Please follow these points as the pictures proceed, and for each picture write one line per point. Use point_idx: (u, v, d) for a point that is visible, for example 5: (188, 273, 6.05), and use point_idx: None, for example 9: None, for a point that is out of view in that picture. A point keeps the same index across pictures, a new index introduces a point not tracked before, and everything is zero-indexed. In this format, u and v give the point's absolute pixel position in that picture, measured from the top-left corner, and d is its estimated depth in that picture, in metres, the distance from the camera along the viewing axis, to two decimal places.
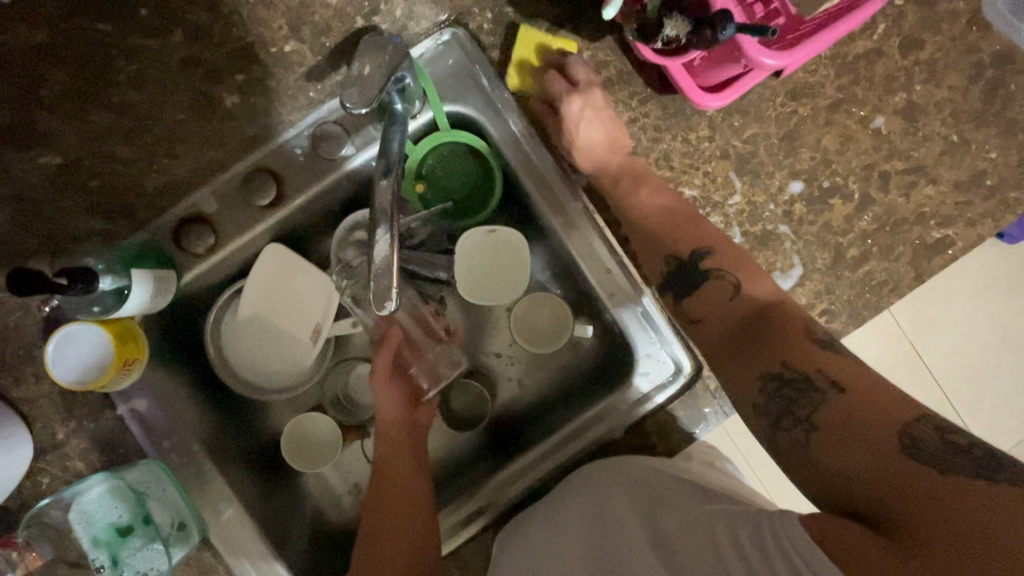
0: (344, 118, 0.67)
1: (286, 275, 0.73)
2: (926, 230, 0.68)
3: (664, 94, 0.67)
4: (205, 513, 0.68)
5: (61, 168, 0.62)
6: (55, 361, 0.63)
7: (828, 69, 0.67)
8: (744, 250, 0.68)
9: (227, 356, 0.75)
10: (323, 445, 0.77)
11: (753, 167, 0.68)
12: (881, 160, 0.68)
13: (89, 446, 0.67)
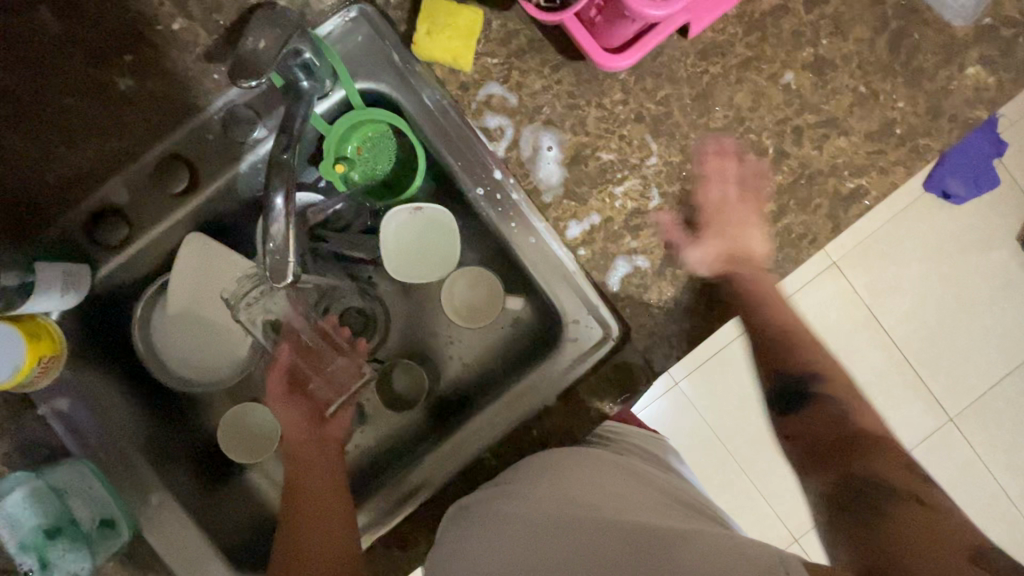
0: (254, 100, 0.66)
1: (210, 264, 0.72)
2: (841, 181, 0.69)
3: (575, 60, 0.67)
4: (137, 509, 0.67)
5: None
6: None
7: (736, 27, 0.68)
8: (665, 211, 0.68)
9: (156, 351, 0.74)
10: (262, 436, 0.76)
11: (668, 128, 0.68)
12: (793, 115, 0.69)
13: (10, 449, 0.65)
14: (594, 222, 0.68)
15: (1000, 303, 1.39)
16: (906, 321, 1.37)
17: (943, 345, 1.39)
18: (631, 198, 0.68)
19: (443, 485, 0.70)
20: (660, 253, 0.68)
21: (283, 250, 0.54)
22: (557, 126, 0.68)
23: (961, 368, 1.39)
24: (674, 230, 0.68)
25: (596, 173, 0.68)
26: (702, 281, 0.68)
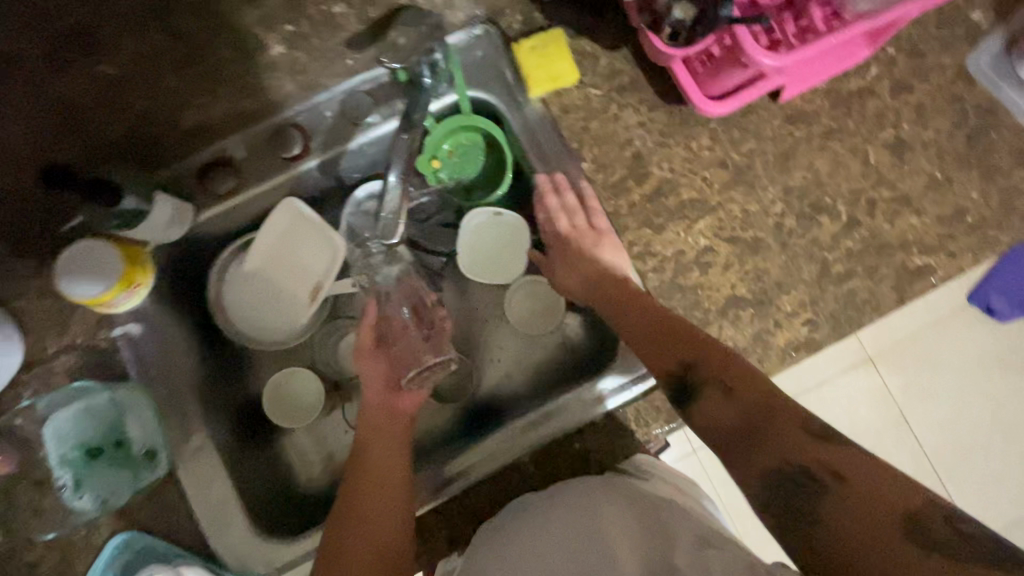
0: (375, 88, 0.72)
1: (295, 231, 0.76)
2: (910, 257, 0.71)
3: (672, 104, 0.73)
4: (176, 448, 0.67)
5: (108, 99, 0.67)
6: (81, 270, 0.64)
7: (824, 100, 0.73)
8: (735, 254, 0.71)
9: (226, 303, 0.77)
10: (303, 405, 0.78)
11: (748, 178, 0.72)
12: (869, 187, 0.72)
13: (76, 364, 0.67)
14: (666, 253, 0.71)
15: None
16: (944, 432, 1.25)
17: (976, 461, 1.28)
18: (704, 237, 0.71)
19: (476, 486, 0.68)
20: (724, 294, 0.70)
21: (393, 218, 0.67)
22: (645, 158, 0.72)
23: (994, 492, 1.27)
24: (741, 273, 0.71)
25: (674, 207, 0.72)
26: (762, 325, 0.70)
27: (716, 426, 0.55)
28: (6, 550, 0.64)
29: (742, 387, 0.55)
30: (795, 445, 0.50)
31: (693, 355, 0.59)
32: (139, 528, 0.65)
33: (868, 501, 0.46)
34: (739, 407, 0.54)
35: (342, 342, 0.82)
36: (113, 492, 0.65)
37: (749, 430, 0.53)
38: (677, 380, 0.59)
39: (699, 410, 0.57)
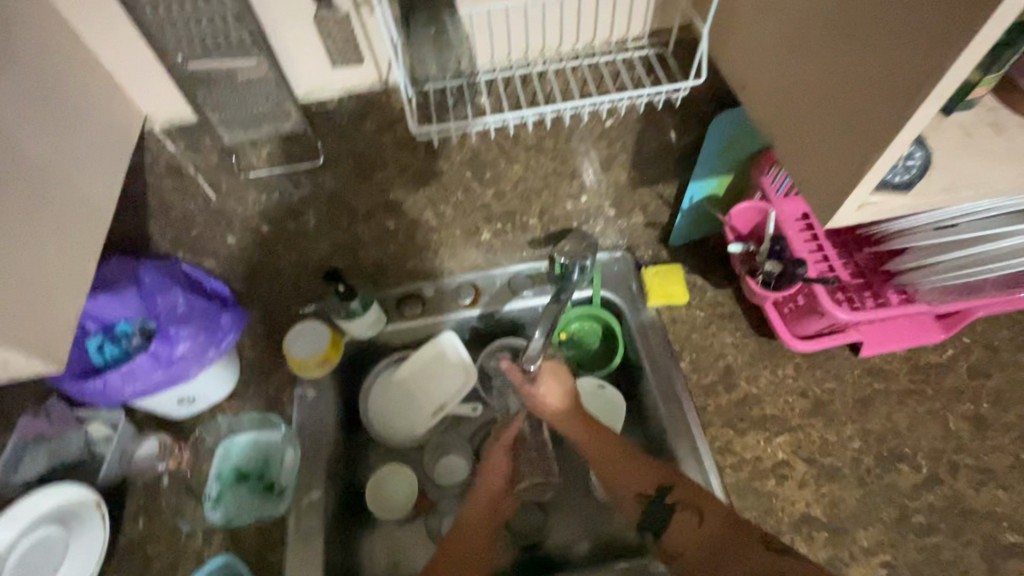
0: (534, 274, 1.00)
1: (441, 357, 0.97)
2: (999, 529, 0.72)
3: (763, 335, 0.90)
4: (297, 496, 0.80)
5: None
6: (294, 338, 0.90)
7: (902, 364, 0.86)
8: (812, 474, 0.77)
9: (370, 398, 0.96)
10: (395, 501, 0.89)
11: (828, 410, 0.82)
12: (950, 450, 0.78)
13: (261, 406, 0.88)
14: (746, 455, 0.80)
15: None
16: None
17: None
18: (783, 450, 0.80)
19: None
20: (799, 509, 0.75)
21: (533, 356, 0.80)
22: (735, 371, 0.87)
23: None
24: (818, 493, 0.76)
25: (756, 417, 0.83)
26: (836, 552, 0.72)
27: (688, 551, 0.69)
28: (144, 535, 0.78)
29: (709, 513, 0.70)
30: (747, 559, 0.66)
31: (648, 484, 0.73)
32: (239, 555, 0.76)
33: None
34: (707, 530, 0.69)
35: (442, 460, 0.93)
36: (237, 514, 0.80)
37: (716, 543, 0.68)
38: (646, 507, 0.73)
39: (667, 542, 0.71)
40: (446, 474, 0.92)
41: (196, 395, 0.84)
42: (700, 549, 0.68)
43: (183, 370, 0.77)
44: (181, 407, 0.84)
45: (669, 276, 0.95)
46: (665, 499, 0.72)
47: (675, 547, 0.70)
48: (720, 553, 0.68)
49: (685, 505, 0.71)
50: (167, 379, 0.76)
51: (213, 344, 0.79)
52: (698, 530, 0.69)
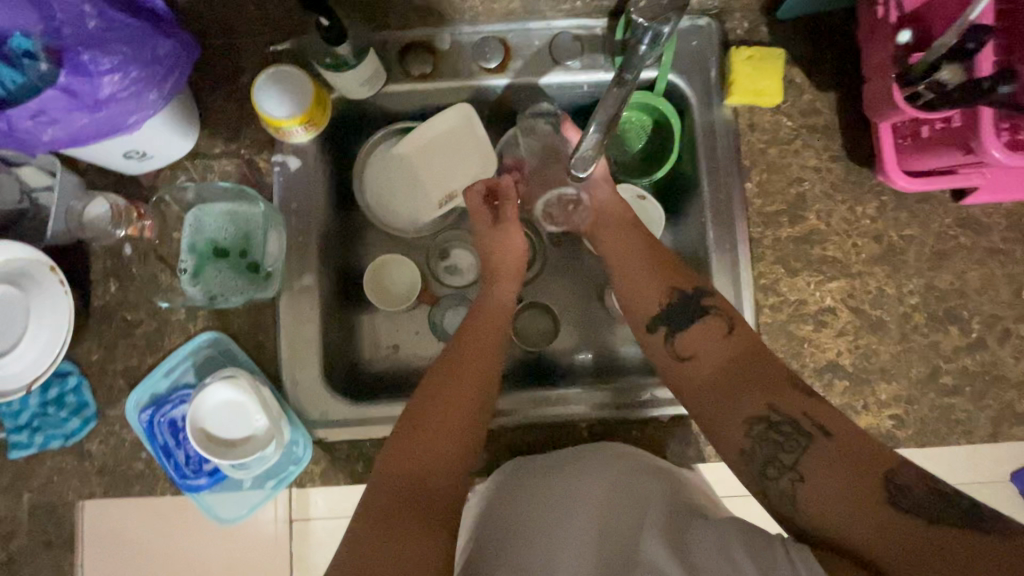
0: (585, 37, 0.75)
1: (454, 135, 0.80)
2: (1020, 398, 0.70)
3: (856, 162, 0.73)
4: (287, 279, 0.72)
5: None
6: (266, 86, 0.70)
7: (1002, 219, 0.72)
8: (853, 324, 0.71)
9: (366, 176, 0.81)
10: (395, 290, 0.81)
11: (896, 260, 0.72)
12: (1010, 318, 0.71)
13: (232, 171, 0.73)
14: (789, 296, 0.71)
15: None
16: None
17: None
18: (832, 297, 0.71)
19: (526, 425, 0.72)
20: (827, 357, 0.71)
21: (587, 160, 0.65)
22: (806, 203, 0.73)
23: None
24: (852, 344, 0.71)
25: (815, 259, 0.72)
26: (850, 400, 0.70)
27: (700, 355, 0.61)
28: (117, 301, 0.70)
29: (742, 331, 0.61)
30: (779, 384, 0.55)
31: (682, 279, 0.66)
32: (228, 333, 0.71)
33: (850, 463, 0.48)
34: (731, 345, 0.60)
35: (447, 252, 0.85)
36: (223, 293, 0.71)
37: (740, 355, 0.59)
38: (670, 300, 0.65)
39: (681, 341, 0.62)
40: (453, 272, 0.85)
41: (148, 150, 0.67)
42: (714, 359, 0.60)
43: (117, 116, 0.58)
44: (132, 162, 0.68)
45: (763, 65, 0.72)
46: (701, 302, 0.64)
47: (700, 354, 0.61)
48: (742, 375, 0.57)
49: (720, 311, 0.62)
50: (98, 126, 0.57)
51: (154, 86, 0.59)
52: (725, 340, 0.60)
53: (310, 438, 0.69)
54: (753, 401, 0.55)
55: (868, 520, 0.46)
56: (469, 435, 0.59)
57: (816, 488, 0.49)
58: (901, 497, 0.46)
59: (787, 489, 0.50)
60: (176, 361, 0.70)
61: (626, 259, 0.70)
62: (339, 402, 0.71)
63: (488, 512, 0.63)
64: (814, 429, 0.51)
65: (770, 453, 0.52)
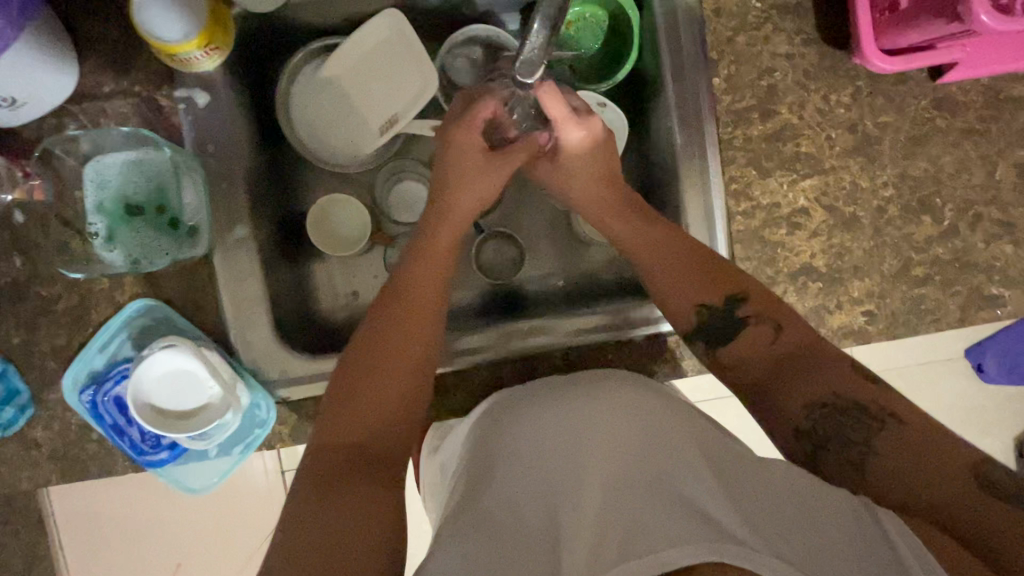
0: None
1: (386, 49, 0.70)
2: (988, 282, 0.69)
3: (829, 44, 0.67)
4: (217, 233, 0.64)
5: None
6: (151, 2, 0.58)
7: (979, 96, 0.68)
8: (827, 224, 0.68)
9: (293, 105, 0.72)
10: (344, 233, 0.75)
11: (871, 151, 0.68)
12: (982, 202, 0.69)
13: (130, 113, 0.62)
14: (762, 200, 0.68)
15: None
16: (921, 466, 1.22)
17: None
18: (805, 196, 0.68)
19: (499, 360, 0.69)
20: (801, 259, 0.68)
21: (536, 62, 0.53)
22: (778, 95, 0.67)
23: None
24: (826, 245, 0.68)
25: (787, 157, 0.67)
26: (824, 301, 0.69)
27: (750, 359, 0.58)
28: (25, 276, 0.62)
29: (791, 330, 0.57)
30: (832, 372, 0.53)
31: (715, 292, 0.60)
32: (163, 300, 0.63)
33: (927, 444, 0.47)
34: (786, 347, 0.56)
35: (399, 186, 0.77)
36: (145, 256, 0.63)
37: (787, 363, 0.55)
38: (704, 318, 0.60)
39: (723, 351, 0.59)
40: (402, 205, 0.77)
41: (18, 94, 0.56)
42: (764, 362, 0.57)
43: None
44: (1, 110, 0.58)
45: None
46: (736, 308, 0.59)
47: (748, 362, 0.58)
48: (793, 369, 0.55)
49: (760, 316, 0.58)
50: None
51: None
52: (773, 344, 0.57)
53: (273, 397, 0.65)
54: (817, 386, 0.52)
55: (954, 495, 0.44)
56: (414, 383, 0.56)
57: (885, 465, 0.47)
58: (981, 478, 0.44)
59: (852, 458, 0.49)
60: (107, 336, 0.63)
61: (666, 269, 0.63)
62: (299, 359, 0.66)
63: (481, 448, 0.57)
64: (890, 418, 0.49)
65: (838, 434, 0.50)
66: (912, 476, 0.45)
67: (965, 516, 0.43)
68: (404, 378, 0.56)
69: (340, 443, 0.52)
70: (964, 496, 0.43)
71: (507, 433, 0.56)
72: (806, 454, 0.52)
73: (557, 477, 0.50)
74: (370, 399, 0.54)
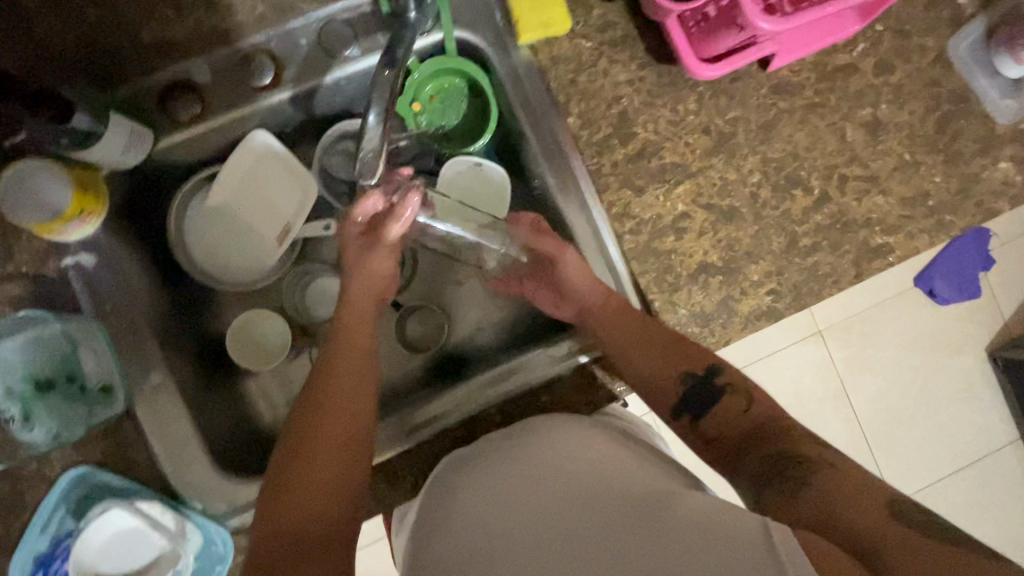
0: (354, 19, 0.69)
1: (263, 166, 0.73)
2: (871, 235, 0.73)
3: (663, 63, 0.72)
4: (134, 384, 0.65)
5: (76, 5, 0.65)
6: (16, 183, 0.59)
7: (810, 72, 0.74)
8: (710, 221, 0.72)
9: (187, 240, 0.73)
10: (269, 345, 0.76)
11: (730, 146, 0.73)
12: (842, 164, 0.74)
13: (19, 295, 0.62)
14: (645, 216, 0.71)
15: (978, 400, 1.25)
16: (901, 397, 1.23)
17: (936, 415, 1.24)
18: (682, 202, 0.72)
19: (443, 430, 0.70)
20: (696, 259, 0.72)
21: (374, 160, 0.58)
22: (631, 118, 0.71)
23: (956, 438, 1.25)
24: (715, 240, 0.72)
25: (655, 171, 0.71)
26: (729, 291, 0.72)
27: (724, 433, 0.59)
28: None
29: (761, 401, 0.59)
30: (785, 433, 0.54)
31: (692, 362, 0.63)
32: (96, 464, 0.63)
33: (854, 486, 0.46)
34: (756, 416, 0.58)
35: (312, 286, 0.79)
36: (65, 427, 0.62)
37: (759, 432, 0.56)
38: (685, 388, 0.62)
39: (704, 424, 0.60)
40: (319, 301, 0.79)
41: None
42: (736, 436, 0.58)
43: None
44: None
45: None
46: (714, 380, 0.61)
47: (725, 434, 0.59)
48: (763, 435, 0.56)
49: (733, 388, 0.60)
50: None
51: None
52: (745, 413, 0.58)
53: (226, 531, 0.64)
54: (772, 444, 0.54)
55: (877, 528, 0.42)
56: (343, 468, 0.55)
57: (812, 500, 0.46)
58: (902, 513, 0.43)
59: (789, 482, 0.49)
60: (45, 517, 0.62)
61: (641, 354, 0.65)
62: (246, 485, 0.65)
63: (424, 524, 0.55)
64: (828, 466, 0.49)
65: (781, 471, 0.50)
66: (842, 512, 0.44)
67: (887, 545, 0.41)
68: (342, 453, 0.56)
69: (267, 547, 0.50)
70: (888, 532, 0.42)
71: (451, 499, 0.54)
72: (758, 493, 0.51)
73: (495, 539, 0.48)
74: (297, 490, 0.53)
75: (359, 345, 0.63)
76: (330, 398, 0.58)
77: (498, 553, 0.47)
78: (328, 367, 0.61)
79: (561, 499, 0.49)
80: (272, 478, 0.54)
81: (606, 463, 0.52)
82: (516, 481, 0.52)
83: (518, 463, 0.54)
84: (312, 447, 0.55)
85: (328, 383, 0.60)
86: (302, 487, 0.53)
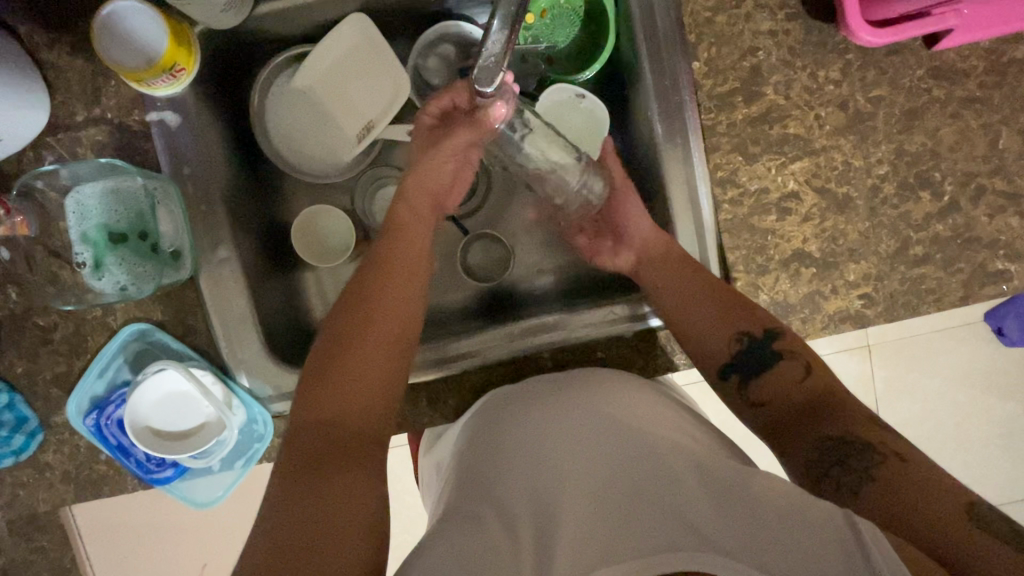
0: None
1: (356, 54, 0.69)
2: (993, 257, 0.65)
3: (814, 19, 0.64)
4: (200, 255, 0.65)
5: None
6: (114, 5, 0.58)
7: (980, 61, 0.65)
8: (820, 207, 0.65)
9: (269, 119, 0.71)
10: (331, 243, 0.74)
11: (864, 128, 0.65)
12: (984, 173, 0.65)
13: (106, 140, 0.63)
14: (750, 187, 0.65)
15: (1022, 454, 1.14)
16: (943, 430, 1.13)
17: (979, 458, 1.14)
18: (795, 179, 0.65)
19: (492, 363, 0.69)
20: (793, 246, 0.65)
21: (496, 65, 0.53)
22: (762, 75, 0.64)
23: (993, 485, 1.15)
24: (819, 229, 0.65)
25: (774, 139, 0.65)
26: (819, 287, 0.65)
27: (777, 400, 0.58)
28: (21, 308, 0.63)
29: (818, 373, 0.58)
30: (853, 417, 0.53)
31: (749, 323, 0.61)
32: (155, 323, 0.65)
33: (917, 482, 0.46)
34: (813, 387, 0.57)
35: (382, 191, 0.77)
36: (133, 282, 0.64)
37: (812, 407, 0.56)
38: (738, 349, 0.61)
39: (755, 389, 0.60)
40: (386, 209, 0.77)
41: None
42: (790, 405, 0.57)
43: None
44: None
45: None
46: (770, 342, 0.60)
47: (778, 400, 0.58)
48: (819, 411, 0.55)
49: (790, 354, 0.59)
50: None
51: None
52: (802, 381, 0.58)
53: (267, 413, 0.66)
54: (831, 423, 0.53)
55: (939, 523, 0.42)
56: (385, 370, 0.56)
57: (869, 495, 0.47)
58: (976, 515, 0.42)
59: (848, 482, 0.49)
60: (103, 364, 0.65)
61: (691, 315, 0.63)
62: (293, 374, 0.66)
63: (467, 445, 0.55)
64: (893, 456, 0.48)
65: (840, 462, 0.50)
66: (905, 501, 0.45)
67: (951, 545, 0.41)
68: (389, 355, 0.57)
69: (311, 431, 0.52)
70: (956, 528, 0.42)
71: (496, 428, 0.54)
72: (811, 482, 0.51)
73: (549, 481, 0.49)
74: (343, 381, 0.54)
75: (417, 260, 0.64)
76: (381, 302, 0.60)
77: (549, 492, 0.48)
78: (385, 272, 0.62)
79: (615, 452, 0.49)
80: (320, 364, 0.56)
81: (655, 425, 0.52)
82: (569, 428, 0.52)
83: (569, 409, 0.54)
84: (360, 345, 0.57)
85: (382, 283, 0.61)
86: (346, 381, 0.55)
